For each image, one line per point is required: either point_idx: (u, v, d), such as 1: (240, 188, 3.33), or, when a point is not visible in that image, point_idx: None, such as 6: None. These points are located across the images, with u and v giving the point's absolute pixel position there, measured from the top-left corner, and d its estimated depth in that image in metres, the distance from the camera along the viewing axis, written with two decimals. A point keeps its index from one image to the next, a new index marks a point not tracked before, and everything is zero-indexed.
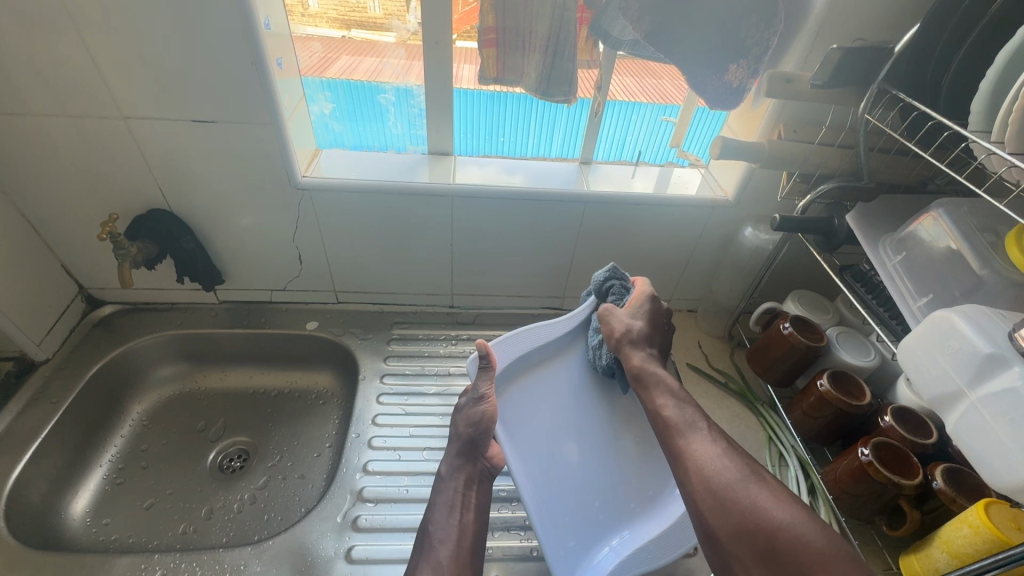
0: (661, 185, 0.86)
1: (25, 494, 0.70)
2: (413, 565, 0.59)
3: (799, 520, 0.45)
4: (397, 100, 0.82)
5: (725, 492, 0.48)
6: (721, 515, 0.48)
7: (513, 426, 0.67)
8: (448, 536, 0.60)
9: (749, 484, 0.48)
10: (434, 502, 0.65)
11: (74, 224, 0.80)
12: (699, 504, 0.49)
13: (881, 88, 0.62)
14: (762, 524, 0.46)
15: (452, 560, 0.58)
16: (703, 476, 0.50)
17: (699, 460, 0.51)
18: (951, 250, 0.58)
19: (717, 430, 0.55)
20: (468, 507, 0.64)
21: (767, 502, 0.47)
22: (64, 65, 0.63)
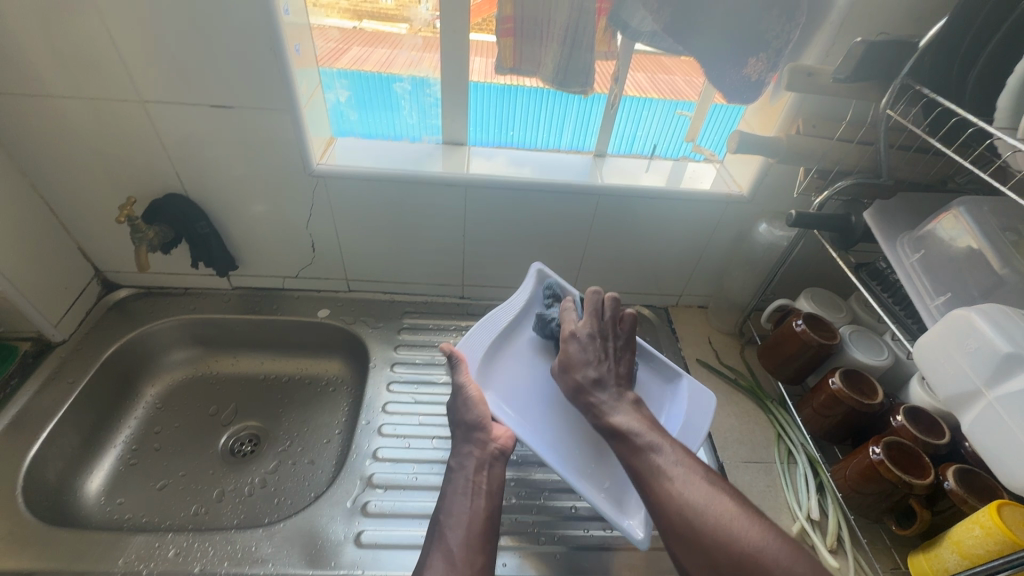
0: (674, 179, 0.86)
1: (43, 472, 0.72)
2: (424, 556, 0.58)
3: (763, 542, 0.47)
4: (413, 89, 0.82)
5: (689, 524, 0.50)
6: (691, 549, 0.50)
7: (507, 399, 0.71)
8: (459, 522, 0.60)
9: (710, 513, 0.50)
10: (448, 489, 0.65)
11: (91, 208, 0.81)
12: (671, 540, 0.51)
13: (904, 84, 0.62)
14: (726, 554, 0.48)
15: (465, 545, 0.58)
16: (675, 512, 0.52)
17: (666, 492, 0.53)
18: (971, 250, 0.57)
19: (680, 458, 0.56)
20: (481, 493, 0.63)
21: (729, 529, 0.49)
22: (84, 49, 0.64)
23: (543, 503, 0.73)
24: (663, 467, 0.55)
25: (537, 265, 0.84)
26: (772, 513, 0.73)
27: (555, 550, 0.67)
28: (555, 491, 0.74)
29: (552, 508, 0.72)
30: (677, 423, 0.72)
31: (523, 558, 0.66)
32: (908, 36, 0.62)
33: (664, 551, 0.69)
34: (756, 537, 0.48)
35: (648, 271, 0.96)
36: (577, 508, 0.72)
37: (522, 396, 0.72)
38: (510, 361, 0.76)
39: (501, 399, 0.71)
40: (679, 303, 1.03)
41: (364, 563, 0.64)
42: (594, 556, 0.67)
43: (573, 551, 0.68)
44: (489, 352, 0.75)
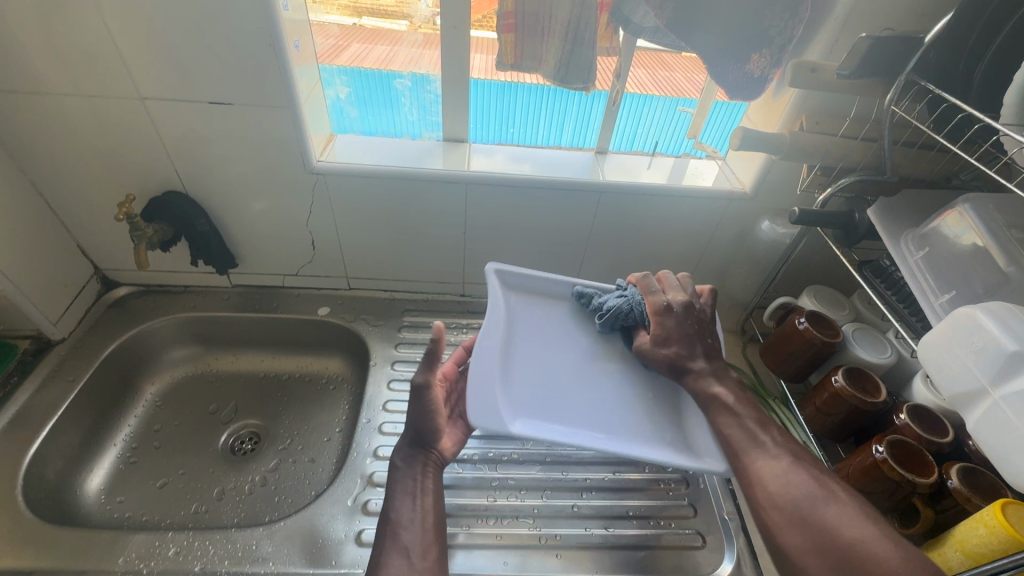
0: (676, 175, 0.85)
1: (42, 470, 0.71)
2: (377, 552, 0.55)
3: (874, 537, 0.47)
4: (413, 86, 0.81)
5: (796, 506, 0.51)
6: (792, 529, 0.50)
7: (545, 417, 0.60)
8: (413, 521, 0.57)
9: (820, 500, 0.51)
10: (392, 485, 0.61)
11: (89, 205, 0.80)
12: (767, 515, 0.52)
13: (909, 80, 0.61)
14: (834, 539, 0.48)
15: (421, 544, 0.55)
16: (771, 492, 0.52)
17: (766, 471, 0.54)
18: (976, 247, 0.57)
19: (783, 439, 0.56)
20: (428, 491, 0.60)
21: (838, 519, 0.49)
22: (83, 45, 0.63)
23: (543, 500, 0.73)
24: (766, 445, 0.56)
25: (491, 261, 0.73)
26: None
27: (557, 549, 0.67)
28: (556, 489, 0.74)
29: (553, 506, 0.72)
30: None
31: (524, 556, 0.66)
32: (914, 31, 0.61)
33: (665, 550, 0.69)
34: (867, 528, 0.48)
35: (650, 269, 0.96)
36: (578, 506, 0.72)
37: (539, 403, 0.61)
38: (508, 376, 0.63)
39: (529, 420, 0.59)
40: None
41: (365, 562, 0.64)
42: (596, 554, 0.67)
43: (575, 549, 0.67)
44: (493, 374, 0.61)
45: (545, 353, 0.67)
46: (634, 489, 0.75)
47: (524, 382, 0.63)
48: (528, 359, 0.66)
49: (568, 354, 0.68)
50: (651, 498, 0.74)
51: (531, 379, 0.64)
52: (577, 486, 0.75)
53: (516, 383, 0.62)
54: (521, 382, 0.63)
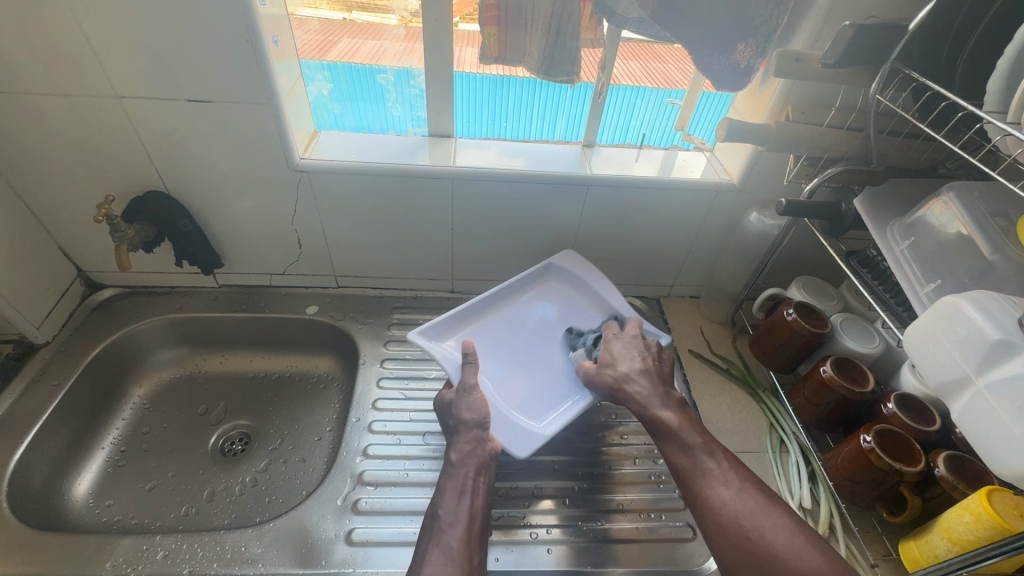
0: (665, 168, 0.85)
1: (28, 476, 0.71)
2: (421, 549, 0.56)
3: (822, 566, 0.48)
4: (397, 81, 0.80)
5: (744, 537, 0.52)
6: (743, 559, 0.51)
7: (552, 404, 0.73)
8: (458, 520, 0.58)
9: (764, 527, 0.52)
10: (442, 487, 0.62)
11: (70, 207, 0.79)
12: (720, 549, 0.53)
13: (892, 69, 0.61)
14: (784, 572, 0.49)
15: (463, 545, 0.55)
16: (724, 523, 0.53)
17: (718, 502, 0.54)
18: (960, 236, 0.57)
19: (730, 466, 0.57)
20: (477, 491, 0.61)
21: (786, 549, 0.50)
22: (55, 43, 0.62)
23: (535, 496, 0.72)
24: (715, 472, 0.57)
25: (414, 333, 0.74)
26: None
27: (547, 545, 0.67)
28: (547, 485, 0.74)
29: (544, 501, 0.72)
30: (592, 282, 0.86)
31: (515, 553, 0.66)
32: (898, 19, 0.61)
33: (656, 543, 0.69)
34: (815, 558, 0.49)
35: (639, 262, 0.95)
36: (569, 501, 0.72)
37: (547, 396, 0.74)
38: (512, 397, 0.72)
39: (558, 414, 0.71)
40: (671, 294, 1.02)
41: (355, 561, 0.64)
42: (587, 549, 0.67)
43: (565, 545, 0.67)
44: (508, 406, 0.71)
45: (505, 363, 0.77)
46: (625, 483, 0.75)
47: (528, 393, 0.74)
48: (506, 380, 0.74)
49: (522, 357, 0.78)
50: (642, 492, 0.74)
51: (526, 388, 0.74)
52: (568, 481, 0.75)
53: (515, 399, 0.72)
54: (522, 397, 0.73)
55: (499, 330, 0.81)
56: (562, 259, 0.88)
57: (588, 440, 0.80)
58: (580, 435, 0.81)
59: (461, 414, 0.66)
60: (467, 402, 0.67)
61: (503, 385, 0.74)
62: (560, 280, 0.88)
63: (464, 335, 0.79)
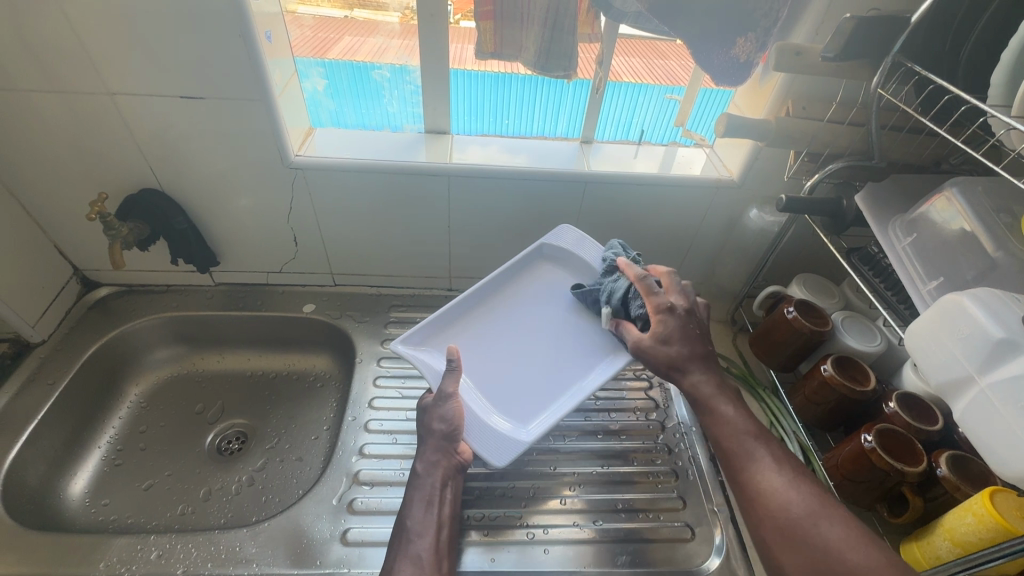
0: (664, 165, 0.84)
1: (23, 475, 0.70)
2: (389, 559, 0.56)
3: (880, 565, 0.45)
4: (392, 77, 0.79)
5: (796, 530, 0.48)
6: (794, 552, 0.48)
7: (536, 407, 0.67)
8: (426, 531, 0.59)
9: (821, 521, 0.48)
10: (409, 496, 0.62)
11: (64, 205, 0.79)
12: (768, 540, 0.49)
13: (896, 62, 0.60)
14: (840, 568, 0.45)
15: (433, 555, 0.56)
16: (772, 513, 0.49)
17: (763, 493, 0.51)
18: (964, 232, 0.56)
19: (782, 454, 0.53)
20: (444, 502, 0.62)
21: (841, 543, 0.47)
22: (47, 39, 0.61)
23: (532, 496, 0.72)
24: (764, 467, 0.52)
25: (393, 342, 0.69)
26: None
27: (544, 545, 0.67)
28: (545, 486, 0.73)
29: (542, 501, 0.71)
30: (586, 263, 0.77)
31: (512, 553, 0.66)
32: (900, 12, 0.60)
33: (654, 543, 0.68)
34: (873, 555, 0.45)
35: None
36: (567, 501, 0.72)
37: (531, 400, 0.67)
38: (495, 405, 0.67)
39: (538, 424, 0.65)
40: None
41: (350, 561, 0.63)
42: (584, 549, 0.67)
43: (562, 545, 0.67)
44: (487, 417, 0.65)
45: (490, 366, 0.70)
46: (623, 483, 0.74)
47: (512, 396, 0.68)
48: (491, 384, 0.69)
49: (507, 357, 0.71)
50: (641, 492, 0.74)
51: (511, 392, 0.68)
52: (566, 481, 0.74)
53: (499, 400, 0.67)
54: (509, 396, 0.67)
55: (487, 326, 0.74)
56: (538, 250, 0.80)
57: (587, 440, 0.79)
58: (579, 435, 0.80)
59: (433, 420, 0.65)
60: (438, 412, 0.65)
61: (484, 392, 0.68)
62: (552, 262, 0.80)
63: (449, 335, 0.73)
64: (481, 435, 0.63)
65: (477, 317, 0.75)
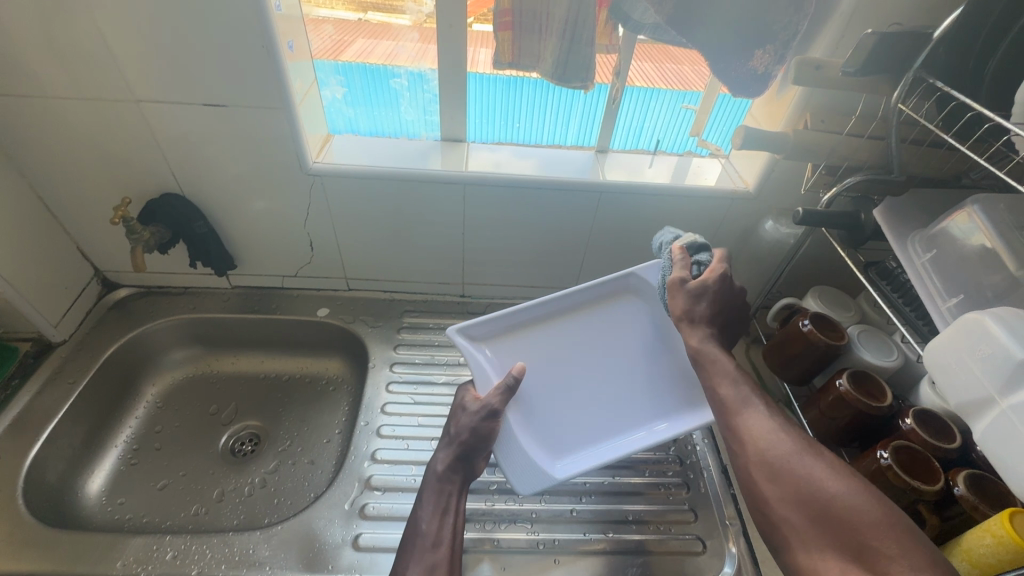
0: (679, 175, 0.84)
1: (43, 472, 0.72)
2: (400, 564, 0.57)
3: (854, 490, 0.47)
4: (411, 85, 0.80)
5: (782, 462, 0.50)
6: (773, 482, 0.50)
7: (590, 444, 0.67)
8: (437, 539, 0.59)
9: (804, 455, 0.50)
10: (423, 500, 0.63)
11: (87, 208, 0.80)
12: (754, 475, 0.52)
13: (917, 77, 0.60)
14: (815, 492, 0.47)
15: (444, 563, 0.57)
16: (759, 449, 0.52)
17: (752, 436, 0.54)
18: (984, 248, 0.55)
19: (775, 405, 0.57)
20: (458, 510, 0.62)
21: (821, 472, 0.48)
22: (76, 48, 0.63)
23: (542, 506, 0.72)
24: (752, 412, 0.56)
25: (452, 330, 0.70)
26: None
27: (554, 555, 0.67)
28: (555, 495, 0.73)
29: (553, 511, 0.71)
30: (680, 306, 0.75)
31: (521, 563, 0.66)
32: (923, 27, 0.59)
33: (664, 555, 0.68)
34: (850, 478, 0.47)
35: None
36: (577, 511, 0.72)
37: (578, 432, 0.68)
38: (535, 431, 0.67)
39: (575, 459, 0.65)
40: None
41: (362, 567, 0.64)
42: (593, 560, 0.67)
43: (572, 556, 0.67)
44: (526, 445, 0.65)
45: (548, 382, 0.71)
46: (634, 494, 0.74)
47: (555, 425, 0.68)
48: (540, 405, 0.69)
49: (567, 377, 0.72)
50: (652, 503, 0.73)
51: (557, 417, 0.68)
52: (577, 490, 0.74)
53: (546, 424, 0.68)
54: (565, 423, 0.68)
55: (556, 337, 0.75)
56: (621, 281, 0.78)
57: None
58: None
59: (459, 430, 0.65)
60: (461, 419, 0.66)
61: (530, 415, 0.68)
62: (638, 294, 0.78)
63: (513, 339, 0.74)
64: (511, 464, 0.64)
65: (548, 328, 0.75)
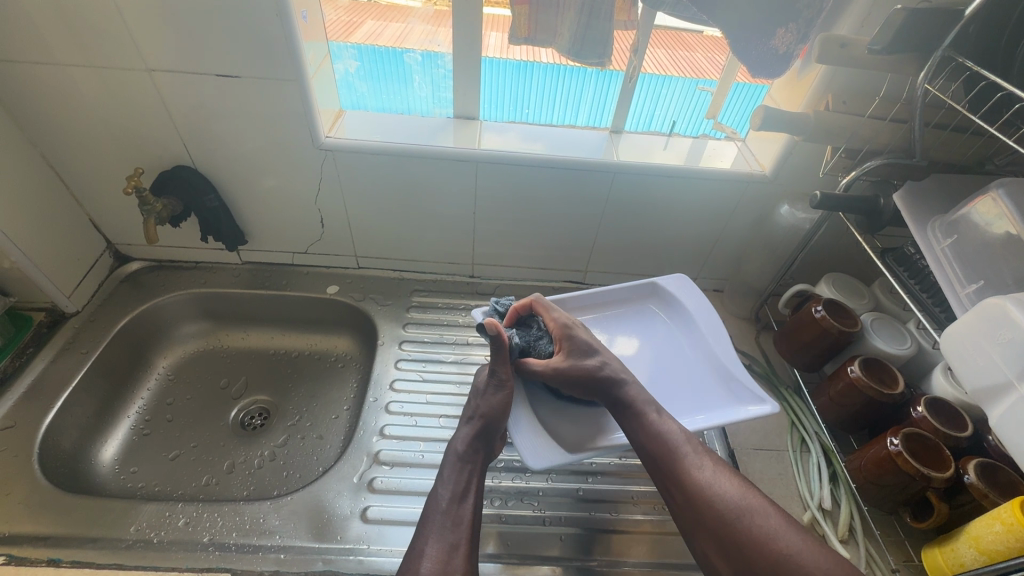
0: (694, 157, 0.82)
1: (58, 440, 0.73)
2: (420, 540, 0.56)
3: (804, 548, 0.50)
4: (423, 61, 0.79)
5: (728, 525, 0.53)
6: (724, 549, 0.53)
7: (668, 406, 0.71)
8: (459, 517, 0.58)
9: (750, 516, 0.53)
10: (442, 478, 0.63)
11: (100, 179, 0.80)
12: (703, 541, 0.55)
13: (945, 57, 0.58)
14: (765, 557, 0.50)
15: (466, 540, 0.56)
16: (713, 509, 0.54)
17: (698, 489, 0.56)
18: (1010, 235, 0.53)
19: (703, 449, 0.59)
20: (475, 489, 0.62)
21: (773, 530, 0.51)
22: (88, 16, 0.62)
23: (549, 484, 0.72)
24: (687, 455, 0.58)
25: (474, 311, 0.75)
26: (783, 501, 0.71)
27: (561, 532, 0.67)
28: (561, 474, 0.73)
29: (559, 489, 0.72)
30: (704, 316, 0.79)
31: (528, 539, 0.66)
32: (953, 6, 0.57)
33: (669, 536, 0.68)
34: (795, 538, 0.51)
35: (663, 252, 0.94)
36: (584, 491, 0.72)
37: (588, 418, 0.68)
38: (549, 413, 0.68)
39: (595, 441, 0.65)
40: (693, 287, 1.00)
41: (370, 538, 0.64)
42: (600, 539, 0.67)
43: (578, 533, 0.67)
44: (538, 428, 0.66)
45: None
46: (640, 476, 0.74)
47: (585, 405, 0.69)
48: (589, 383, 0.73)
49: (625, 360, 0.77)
50: None
51: None
52: (583, 470, 0.74)
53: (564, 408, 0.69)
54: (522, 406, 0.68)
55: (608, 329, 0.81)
56: (671, 281, 0.84)
57: None
58: None
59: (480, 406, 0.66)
60: (491, 396, 0.66)
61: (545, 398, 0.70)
62: (663, 302, 0.83)
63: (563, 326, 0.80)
64: (525, 444, 0.64)
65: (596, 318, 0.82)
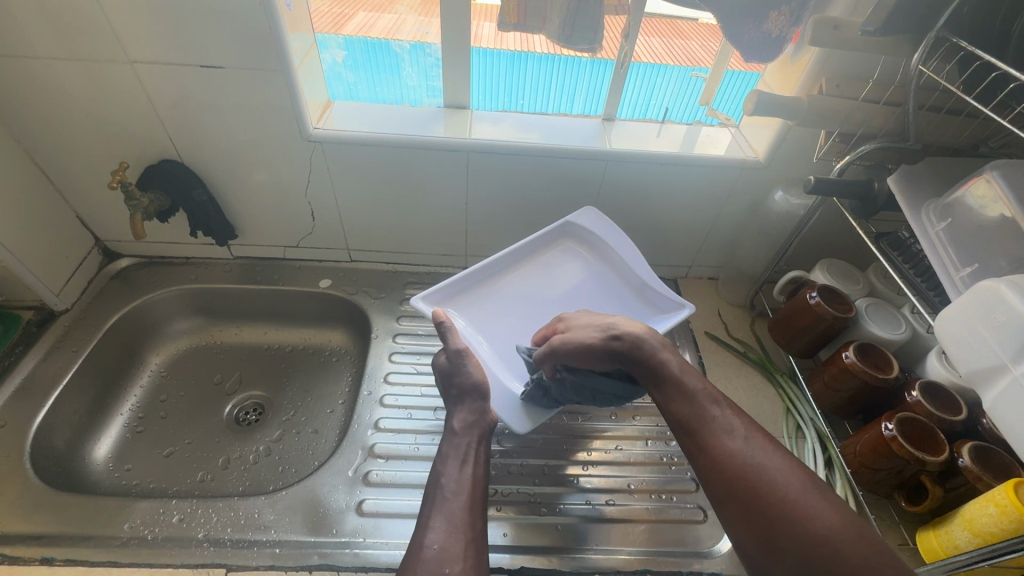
0: (688, 143, 0.81)
1: (49, 439, 0.72)
2: (423, 514, 0.56)
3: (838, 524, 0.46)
4: (412, 49, 0.78)
5: (756, 492, 0.49)
6: (750, 518, 0.49)
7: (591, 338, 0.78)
8: (460, 487, 0.58)
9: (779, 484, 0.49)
10: (444, 455, 0.63)
11: (86, 174, 0.79)
12: (728, 508, 0.51)
13: (940, 37, 0.57)
14: (796, 531, 0.46)
15: (467, 507, 0.56)
16: (740, 475, 0.50)
17: (725, 455, 0.52)
18: (1004, 218, 0.53)
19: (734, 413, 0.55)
20: (478, 461, 0.62)
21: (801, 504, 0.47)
22: (66, 6, 0.61)
23: (545, 474, 0.72)
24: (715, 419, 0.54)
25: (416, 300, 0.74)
26: None
27: (557, 522, 0.67)
28: (558, 464, 0.73)
29: (555, 479, 0.72)
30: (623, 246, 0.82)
31: (525, 529, 0.66)
32: None
33: (666, 523, 0.68)
34: (832, 517, 0.46)
35: (657, 240, 0.93)
36: (580, 480, 0.72)
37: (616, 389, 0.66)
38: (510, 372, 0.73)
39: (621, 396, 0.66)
40: (688, 275, 1.00)
41: (366, 531, 0.64)
42: (597, 528, 0.67)
43: (575, 522, 0.67)
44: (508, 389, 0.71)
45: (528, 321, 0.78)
46: (634, 464, 0.74)
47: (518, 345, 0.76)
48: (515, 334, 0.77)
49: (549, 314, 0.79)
50: (654, 473, 0.73)
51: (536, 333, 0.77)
52: (579, 460, 0.74)
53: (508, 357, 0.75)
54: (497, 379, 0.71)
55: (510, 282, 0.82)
56: (582, 215, 0.84)
57: (602, 420, 0.79)
58: (593, 415, 0.80)
59: (465, 383, 0.67)
60: (462, 369, 0.68)
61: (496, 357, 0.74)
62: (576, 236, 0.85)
63: (475, 292, 0.80)
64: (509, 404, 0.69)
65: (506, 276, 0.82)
